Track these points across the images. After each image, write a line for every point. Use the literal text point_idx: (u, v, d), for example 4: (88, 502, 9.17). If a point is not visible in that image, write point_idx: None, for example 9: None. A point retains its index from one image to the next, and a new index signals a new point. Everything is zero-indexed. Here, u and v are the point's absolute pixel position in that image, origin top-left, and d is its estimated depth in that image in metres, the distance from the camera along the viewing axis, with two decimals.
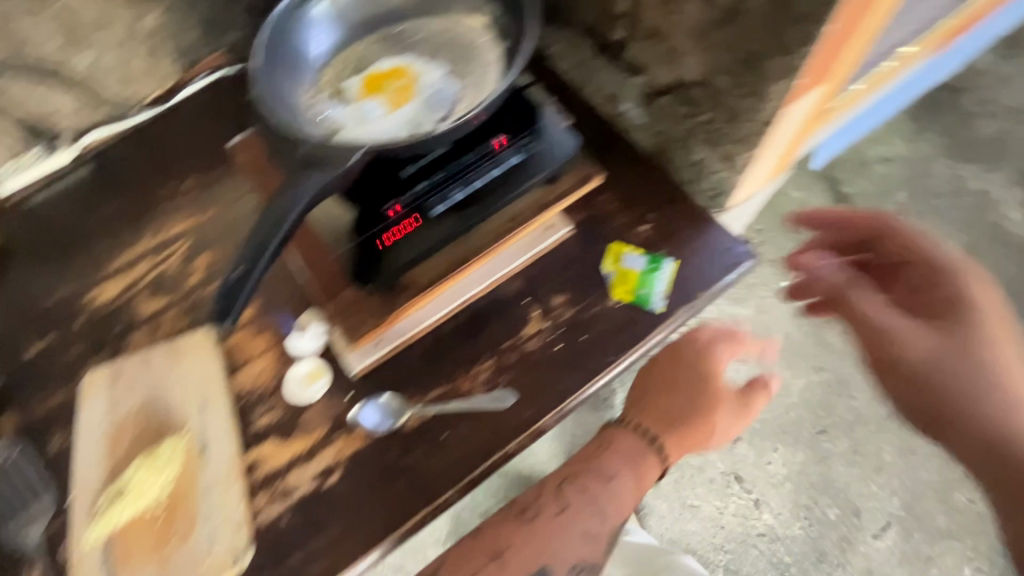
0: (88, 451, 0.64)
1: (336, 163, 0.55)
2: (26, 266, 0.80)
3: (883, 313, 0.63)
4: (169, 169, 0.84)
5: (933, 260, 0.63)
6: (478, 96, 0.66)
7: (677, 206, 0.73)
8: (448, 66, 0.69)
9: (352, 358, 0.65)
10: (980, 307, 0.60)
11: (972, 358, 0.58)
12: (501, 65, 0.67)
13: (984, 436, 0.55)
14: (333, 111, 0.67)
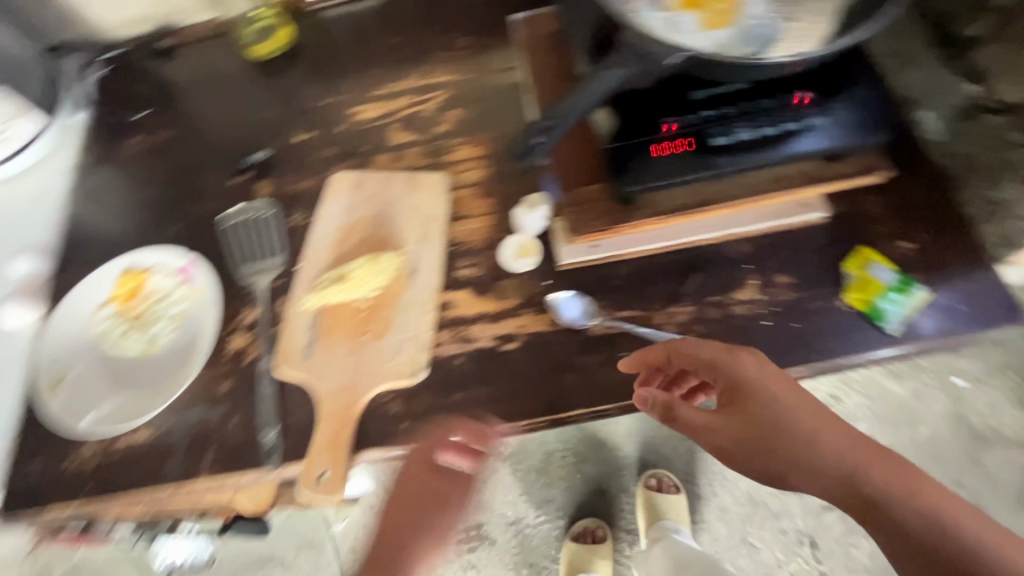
0: (322, 235, 0.74)
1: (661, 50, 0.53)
2: (310, 68, 0.91)
3: (708, 428, 0.55)
4: (448, 26, 0.89)
5: (717, 351, 0.56)
6: (803, 41, 0.61)
7: (952, 239, 0.65)
8: (773, 5, 0.65)
9: (565, 250, 0.68)
10: (761, 384, 0.53)
11: (785, 436, 0.50)
12: (837, 23, 0.62)
13: (858, 503, 0.46)
14: (646, 6, 0.63)
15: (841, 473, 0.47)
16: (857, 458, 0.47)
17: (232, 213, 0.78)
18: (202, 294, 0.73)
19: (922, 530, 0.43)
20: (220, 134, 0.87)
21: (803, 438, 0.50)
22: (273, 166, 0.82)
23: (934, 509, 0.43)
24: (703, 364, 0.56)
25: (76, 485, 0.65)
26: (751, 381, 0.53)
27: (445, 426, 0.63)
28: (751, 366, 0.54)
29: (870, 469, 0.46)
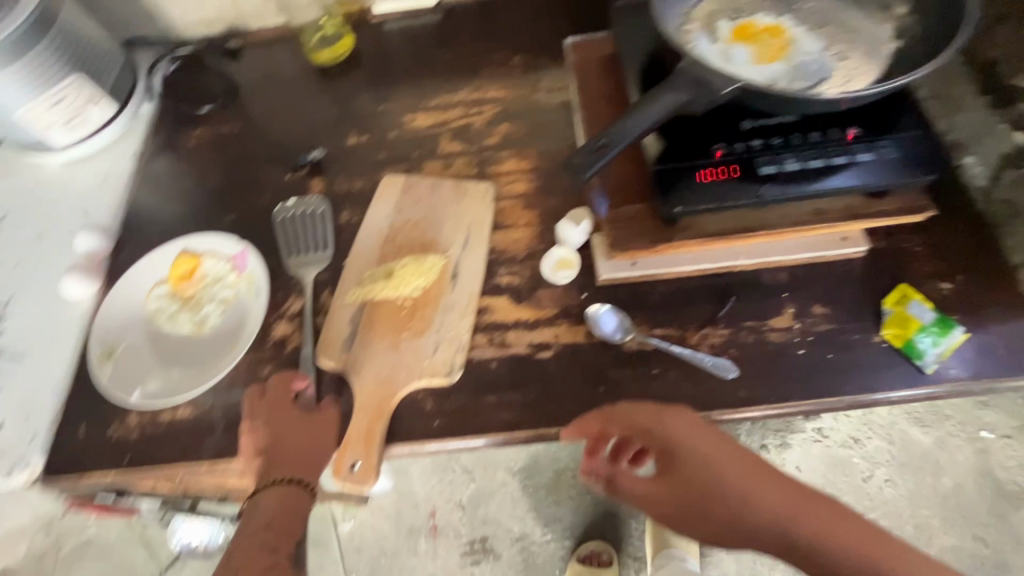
0: (370, 233, 0.76)
1: (716, 80, 0.56)
2: (367, 76, 0.95)
3: (650, 497, 0.66)
4: (502, 46, 0.93)
5: (651, 419, 0.61)
6: (853, 80, 0.63)
7: (993, 283, 0.65)
8: (828, 40, 0.67)
9: (605, 265, 0.70)
10: (681, 443, 0.61)
11: (716, 497, 0.62)
12: (890, 62, 0.64)
13: (783, 545, 0.57)
14: (700, 43, 0.68)
15: (762, 526, 0.58)
16: (789, 510, 0.58)
17: (288, 206, 0.81)
18: (250, 281, 0.76)
19: (836, 559, 0.54)
20: (279, 131, 0.91)
21: (729, 498, 0.61)
22: (326, 165, 0.86)
23: (847, 543, 0.54)
24: (636, 429, 0.62)
25: (118, 454, 0.68)
26: (683, 449, 0.61)
27: (476, 427, 0.64)
28: (676, 429, 0.60)
29: (806, 517, 0.57)
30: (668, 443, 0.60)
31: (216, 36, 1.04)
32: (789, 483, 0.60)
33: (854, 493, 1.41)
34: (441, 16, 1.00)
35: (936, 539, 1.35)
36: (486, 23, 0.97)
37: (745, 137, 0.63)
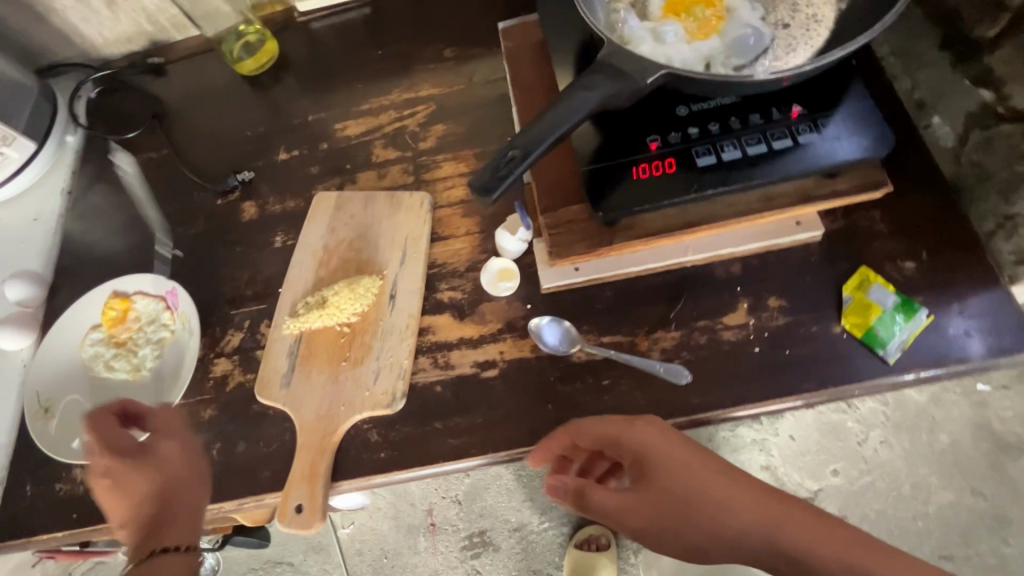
0: (304, 258, 0.73)
1: (633, 72, 0.51)
2: (296, 84, 0.90)
3: (625, 513, 0.53)
4: (434, 38, 0.87)
5: (619, 427, 0.55)
6: (794, 52, 0.58)
7: (962, 256, 0.61)
8: (767, 8, 0.61)
9: (547, 273, 0.66)
10: (659, 453, 0.53)
11: (704, 525, 0.49)
12: (835, 28, 0.58)
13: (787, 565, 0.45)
14: (630, 22, 0.63)
15: (761, 543, 0.46)
16: (767, 518, 0.47)
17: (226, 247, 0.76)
18: (184, 319, 0.72)
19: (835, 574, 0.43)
20: (208, 153, 0.87)
21: (713, 511, 0.49)
22: (258, 186, 0.82)
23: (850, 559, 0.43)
24: (606, 440, 0.55)
25: (65, 512, 0.66)
26: (661, 459, 0.52)
27: (423, 456, 0.62)
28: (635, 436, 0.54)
29: (786, 529, 0.46)
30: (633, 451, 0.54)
31: (136, 53, 0.98)
32: (775, 492, 0.49)
33: (849, 457, 1.38)
34: (369, 9, 0.93)
35: (934, 497, 1.33)
36: (416, 14, 0.91)
37: (682, 125, 0.58)
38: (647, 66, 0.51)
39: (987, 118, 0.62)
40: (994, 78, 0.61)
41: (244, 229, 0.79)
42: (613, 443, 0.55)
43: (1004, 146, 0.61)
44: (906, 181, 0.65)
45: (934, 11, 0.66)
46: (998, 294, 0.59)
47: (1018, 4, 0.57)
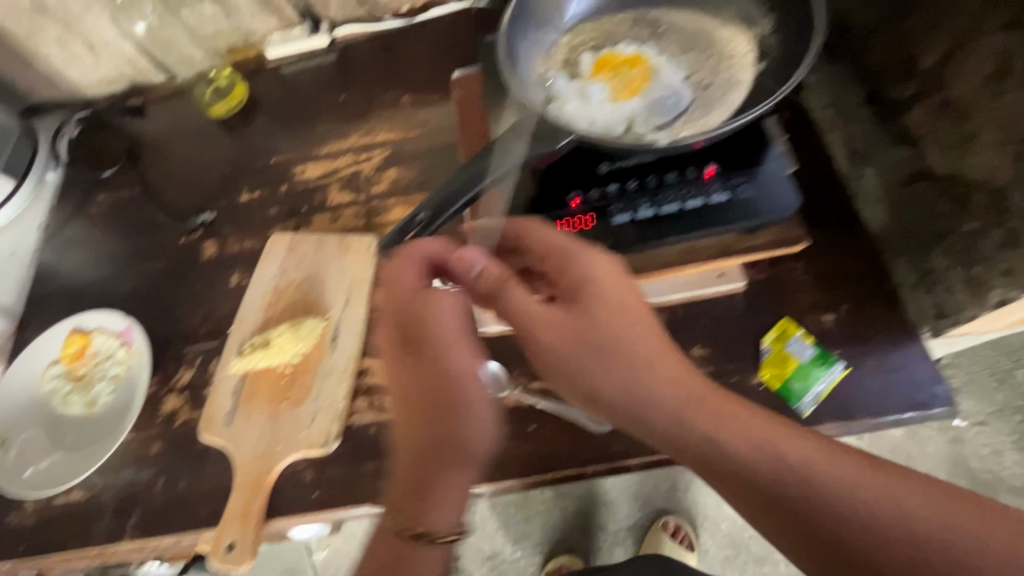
0: (253, 298, 0.76)
1: (545, 138, 0.55)
2: (263, 126, 0.93)
3: (546, 326, 0.53)
4: (394, 84, 0.91)
5: (577, 245, 0.54)
6: (710, 114, 0.61)
7: (882, 311, 0.62)
8: (690, 69, 0.64)
9: (480, 319, 0.68)
10: (602, 281, 0.52)
11: (638, 343, 0.51)
12: (752, 88, 0.61)
13: (697, 459, 0.48)
14: (558, 81, 0.66)
15: (675, 396, 0.49)
16: (679, 399, 0.49)
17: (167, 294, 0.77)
18: (138, 355, 0.76)
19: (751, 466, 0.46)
20: (177, 192, 0.91)
21: (625, 365, 0.50)
22: (220, 225, 0.85)
23: (792, 455, 0.46)
24: (556, 249, 0.54)
25: (13, 543, 0.69)
26: (595, 288, 0.52)
27: (353, 497, 0.64)
28: (571, 287, 0.54)
29: (695, 413, 0.49)
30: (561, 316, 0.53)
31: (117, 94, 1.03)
32: (701, 377, 0.51)
33: None
34: (335, 54, 0.97)
35: None
36: (379, 60, 0.94)
37: (602, 182, 0.61)
38: (558, 133, 0.54)
39: (908, 174, 0.64)
40: (912, 136, 0.62)
41: (203, 267, 0.83)
42: (563, 260, 0.54)
43: (920, 203, 0.62)
44: (832, 235, 0.67)
45: (862, 68, 0.68)
46: (915, 349, 0.60)
47: (927, 67, 0.58)
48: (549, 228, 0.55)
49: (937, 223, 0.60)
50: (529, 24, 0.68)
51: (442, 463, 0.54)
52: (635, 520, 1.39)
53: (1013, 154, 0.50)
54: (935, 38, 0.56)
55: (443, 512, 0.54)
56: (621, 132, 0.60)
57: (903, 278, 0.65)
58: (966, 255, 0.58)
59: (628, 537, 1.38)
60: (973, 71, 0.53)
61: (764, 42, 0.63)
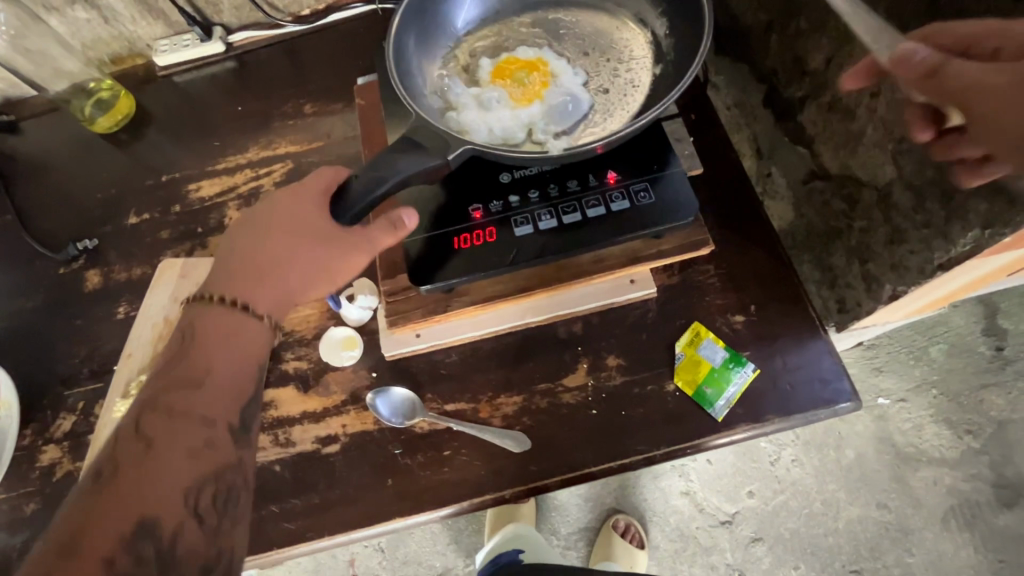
0: (143, 331, 0.69)
1: (432, 150, 0.52)
2: (153, 141, 0.86)
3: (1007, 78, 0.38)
4: (297, 92, 0.85)
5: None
6: (609, 120, 0.61)
7: (787, 309, 0.63)
8: (589, 74, 0.64)
9: (387, 341, 0.64)
10: None
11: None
12: (648, 91, 0.61)
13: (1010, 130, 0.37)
14: (455, 86, 0.64)
15: None
16: None
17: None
18: (5, 406, 0.67)
19: None
20: (56, 217, 0.82)
21: None
22: (105, 252, 0.78)
23: None
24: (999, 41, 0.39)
25: None
26: None
27: (258, 544, 0.59)
28: (281, 196, 0.56)
29: None
30: (266, 207, 0.56)
31: None
32: None
33: (763, 478, 1.35)
34: (233, 61, 0.90)
35: (843, 512, 1.30)
36: (280, 67, 0.89)
37: (504, 194, 0.60)
38: (449, 143, 0.52)
39: (807, 172, 0.65)
40: (807, 136, 0.63)
41: (86, 300, 0.75)
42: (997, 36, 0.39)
43: (819, 201, 0.63)
44: (742, 233, 0.66)
45: (758, 68, 0.68)
46: (820, 345, 0.61)
47: (816, 69, 0.59)
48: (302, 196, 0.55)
49: (835, 221, 0.61)
50: (421, 25, 0.64)
51: (219, 401, 0.49)
52: (587, 522, 1.39)
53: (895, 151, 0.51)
54: (819, 38, 0.57)
55: (227, 342, 0.51)
56: (521, 139, 0.60)
57: (810, 274, 0.67)
58: (861, 251, 0.58)
59: (581, 540, 1.37)
60: (854, 71, 0.53)
61: (660, 44, 0.63)
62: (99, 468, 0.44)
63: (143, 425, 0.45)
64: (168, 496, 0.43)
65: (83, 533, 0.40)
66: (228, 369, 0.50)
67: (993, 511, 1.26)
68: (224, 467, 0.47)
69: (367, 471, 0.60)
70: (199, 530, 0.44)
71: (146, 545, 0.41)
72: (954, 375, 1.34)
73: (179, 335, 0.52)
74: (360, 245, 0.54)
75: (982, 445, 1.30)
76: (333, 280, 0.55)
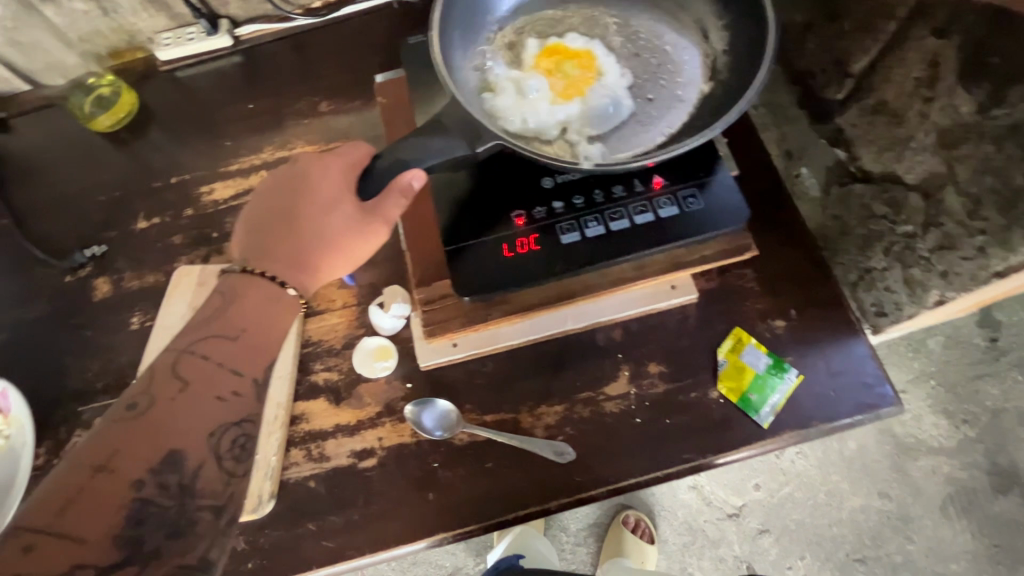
0: (162, 342, 0.66)
1: (463, 138, 0.51)
2: (158, 140, 0.81)
3: None
4: (310, 89, 0.82)
5: None
6: (648, 125, 0.61)
7: (826, 313, 0.62)
8: (632, 80, 0.65)
9: (425, 350, 0.62)
10: None
11: None
12: (696, 107, 0.61)
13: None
14: (498, 70, 0.65)
15: None
16: None
17: None
18: (16, 424, 0.64)
19: None
20: (56, 221, 0.77)
21: None
22: (113, 259, 0.74)
23: None
24: None
25: None
26: None
27: (295, 563, 0.57)
28: (315, 165, 0.54)
29: None
30: (302, 174, 0.54)
31: None
32: None
33: (769, 469, 1.33)
34: (240, 56, 0.86)
35: (846, 502, 1.29)
36: (290, 62, 0.85)
37: (547, 199, 0.59)
38: (478, 133, 0.50)
39: (843, 174, 0.64)
40: (846, 138, 0.62)
41: (96, 310, 0.71)
42: None
43: (857, 204, 0.62)
44: (781, 236, 0.66)
45: (794, 69, 0.67)
46: (861, 349, 0.61)
47: (859, 72, 0.58)
48: (334, 173, 0.53)
49: (876, 224, 0.61)
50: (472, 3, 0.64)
51: (254, 357, 0.48)
52: (596, 518, 1.38)
53: (948, 158, 0.50)
54: (866, 39, 0.55)
55: (263, 305, 0.50)
56: (554, 135, 0.61)
57: (843, 277, 0.66)
58: (905, 255, 0.58)
59: (590, 536, 1.36)
60: (906, 74, 0.52)
61: (716, 60, 0.63)
62: (134, 398, 0.43)
63: (181, 365, 0.45)
64: (195, 434, 0.43)
65: (116, 453, 0.40)
66: (264, 327, 0.50)
67: (989, 498, 1.27)
68: (245, 418, 0.46)
69: (407, 485, 0.59)
70: (218, 469, 0.43)
71: (170, 475, 0.41)
72: (954, 367, 1.34)
73: (215, 291, 0.50)
74: (377, 222, 0.52)
75: (977, 434, 1.31)
76: (351, 256, 0.53)
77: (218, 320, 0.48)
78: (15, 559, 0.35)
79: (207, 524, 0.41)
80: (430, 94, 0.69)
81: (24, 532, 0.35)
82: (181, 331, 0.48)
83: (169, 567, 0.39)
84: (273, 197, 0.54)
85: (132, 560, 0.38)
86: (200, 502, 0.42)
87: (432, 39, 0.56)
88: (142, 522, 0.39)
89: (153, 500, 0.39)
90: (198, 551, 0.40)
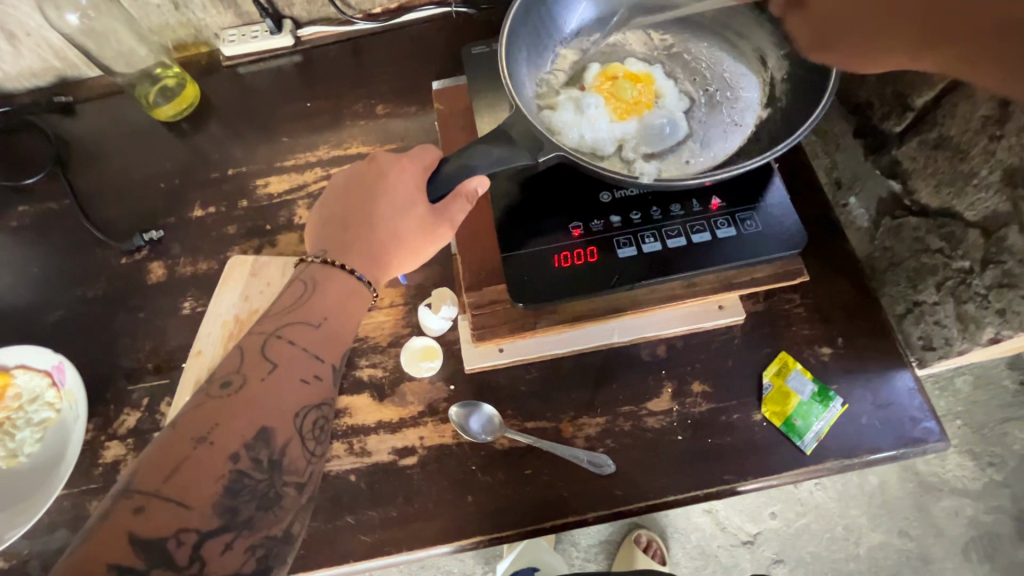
0: (212, 328, 0.68)
1: (533, 151, 0.52)
2: (216, 133, 0.84)
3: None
4: (367, 92, 0.84)
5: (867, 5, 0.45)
6: (704, 148, 0.64)
7: (876, 343, 0.62)
8: (690, 103, 0.67)
9: (470, 354, 0.63)
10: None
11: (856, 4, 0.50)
12: (751, 133, 0.64)
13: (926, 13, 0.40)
14: (558, 91, 0.69)
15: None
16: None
17: None
18: (71, 399, 0.66)
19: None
20: (115, 205, 0.80)
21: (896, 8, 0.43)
22: (169, 244, 0.76)
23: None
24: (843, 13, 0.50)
25: None
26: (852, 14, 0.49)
27: (334, 555, 0.57)
28: (393, 168, 0.56)
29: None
30: (378, 174, 0.57)
31: (40, 90, 0.89)
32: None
33: (787, 498, 1.28)
34: (300, 56, 0.88)
35: (865, 538, 1.24)
36: (348, 65, 0.87)
37: (605, 213, 0.62)
38: (543, 144, 0.52)
39: (896, 207, 0.64)
40: (903, 171, 0.62)
41: (149, 293, 0.73)
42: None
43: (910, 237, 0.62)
44: (831, 264, 0.66)
45: (848, 102, 0.67)
46: (908, 382, 0.60)
47: (921, 106, 0.58)
48: (408, 174, 0.56)
49: (929, 257, 0.60)
50: (535, 25, 0.68)
51: (333, 344, 0.50)
52: (607, 535, 1.34)
53: (1014, 196, 0.51)
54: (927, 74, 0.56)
55: (342, 297, 0.52)
56: (610, 152, 0.64)
57: (888, 308, 0.65)
58: (960, 290, 0.58)
59: (601, 553, 1.32)
60: (971, 111, 0.53)
61: (775, 88, 0.65)
62: (227, 375, 0.45)
63: (270, 347, 0.47)
64: (281, 415, 0.45)
65: (216, 427, 0.42)
66: (341, 316, 0.52)
67: (1015, 545, 1.21)
68: (325, 402, 0.48)
69: (447, 484, 0.59)
70: (302, 448, 0.46)
71: (262, 450, 0.43)
72: (982, 406, 1.29)
73: (298, 278, 0.52)
74: (445, 225, 0.56)
75: (1004, 477, 1.25)
76: (417, 254, 0.56)
77: (301, 307, 0.50)
78: (127, 519, 0.38)
79: (292, 500, 0.45)
80: (489, 104, 0.70)
81: (136, 495, 0.39)
82: (265, 315, 0.50)
83: (257, 538, 0.42)
84: (349, 192, 0.57)
85: (229, 526, 0.41)
86: (286, 478, 0.45)
87: (500, 44, 0.59)
88: (238, 493, 0.42)
89: (247, 473, 0.42)
90: (282, 524, 0.44)
